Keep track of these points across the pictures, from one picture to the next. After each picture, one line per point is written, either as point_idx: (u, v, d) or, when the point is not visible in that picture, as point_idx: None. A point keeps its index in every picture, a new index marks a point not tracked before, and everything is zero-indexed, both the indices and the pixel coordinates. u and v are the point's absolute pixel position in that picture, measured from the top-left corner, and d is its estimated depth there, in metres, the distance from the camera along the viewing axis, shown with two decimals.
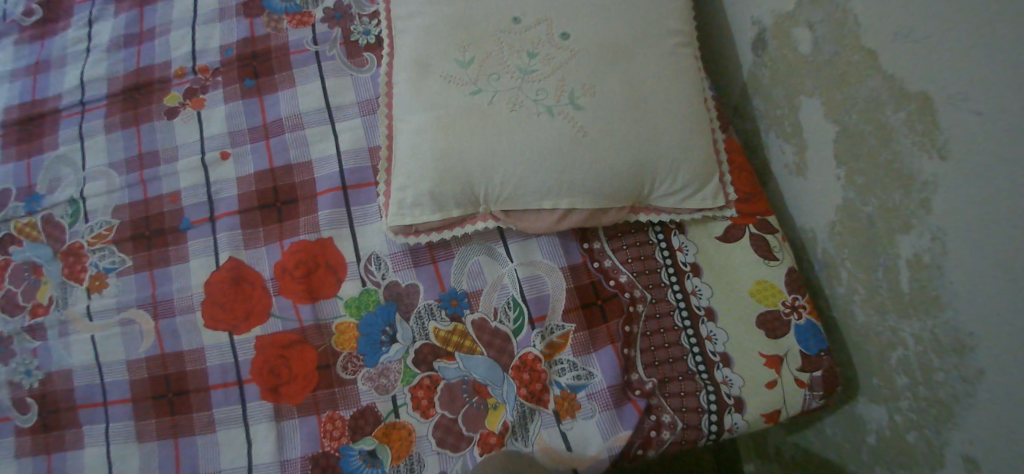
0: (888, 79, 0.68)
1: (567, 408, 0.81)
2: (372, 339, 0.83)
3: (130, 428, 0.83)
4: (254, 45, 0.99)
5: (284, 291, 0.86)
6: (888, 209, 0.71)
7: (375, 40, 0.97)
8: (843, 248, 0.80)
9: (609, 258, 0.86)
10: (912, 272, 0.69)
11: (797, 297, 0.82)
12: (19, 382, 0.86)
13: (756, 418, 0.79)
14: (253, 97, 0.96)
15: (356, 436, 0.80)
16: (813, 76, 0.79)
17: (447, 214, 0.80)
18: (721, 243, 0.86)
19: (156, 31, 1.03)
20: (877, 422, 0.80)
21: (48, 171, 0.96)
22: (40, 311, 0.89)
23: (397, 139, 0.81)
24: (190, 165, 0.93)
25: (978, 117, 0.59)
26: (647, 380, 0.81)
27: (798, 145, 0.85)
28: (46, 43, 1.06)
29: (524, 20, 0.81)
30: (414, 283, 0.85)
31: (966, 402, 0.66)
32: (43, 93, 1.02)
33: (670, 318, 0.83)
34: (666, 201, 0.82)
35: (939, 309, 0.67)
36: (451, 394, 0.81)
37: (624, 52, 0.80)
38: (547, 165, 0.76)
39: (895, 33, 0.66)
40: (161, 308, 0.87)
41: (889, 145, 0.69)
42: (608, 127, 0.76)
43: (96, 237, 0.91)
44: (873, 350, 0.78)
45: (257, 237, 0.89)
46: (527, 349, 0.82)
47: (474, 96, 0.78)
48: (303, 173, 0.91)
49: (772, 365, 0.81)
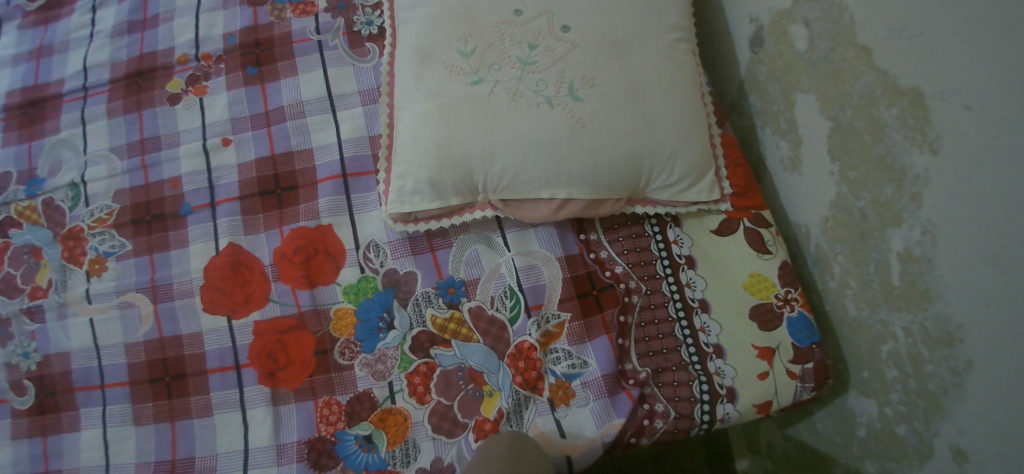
0: (880, 75, 0.69)
1: (561, 396, 0.82)
2: (370, 325, 0.84)
3: (127, 411, 0.84)
4: (257, 33, 1.00)
5: (283, 276, 0.86)
6: (880, 203, 0.72)
7: (378, 31, 0.99)
8: (836, 242, 0.81)
9: (605, 249, 0.87)
10: (904, 266, 0.71)
11: (790, 290, 0.83)
12: (17, 365, 0.87)
13: (748, 408, 0.80)
14: (256, 85, 0.97)
15: (352, 421, 0.81)
16: (808, 73, 0.81)
17: (445, 201, 0.81)
18: (716, 236, 0.88)
19: (159, 18, 1.04)
20: (866, 415, 0.81)
21: (49, 155, 0.96)
22: (39, 294, 0.89)
23: (398, 127, 0.82)
24: (191, 151, 0.94)
25: (969, 111, 0.60)
26: (641, 370, 0.82)
27: (793, 141, 0.86)
28: (50, 28, 1.06)
29: (525, 12, 0.82)
30: (412, 271, 0.86)
31: (955, 393, 0.68)
32: (45, 78, 1.02)
33: (664, 309, 0.84)
34: (663, 193, 0.83)
35: (929, 302, 0.68)
36: (447, 381, 0.82)
37: (624, 45, 0.81)
38: (545, 155, 0.77)
39: (888, 30, 0.68)
40: (160, 292, 0.88)
41: (882, 140, 0.70)
42: (607, 120, 0.77)
43: (96, 221, 0.92)
44: (864, 344, 0.80)
45: (258, 223, 0.90)
46: (523, 337, 0.83)
47: (475, 86, 0.79)
48: (304, 161, 0.92)
49: (764, 357, 0.82)
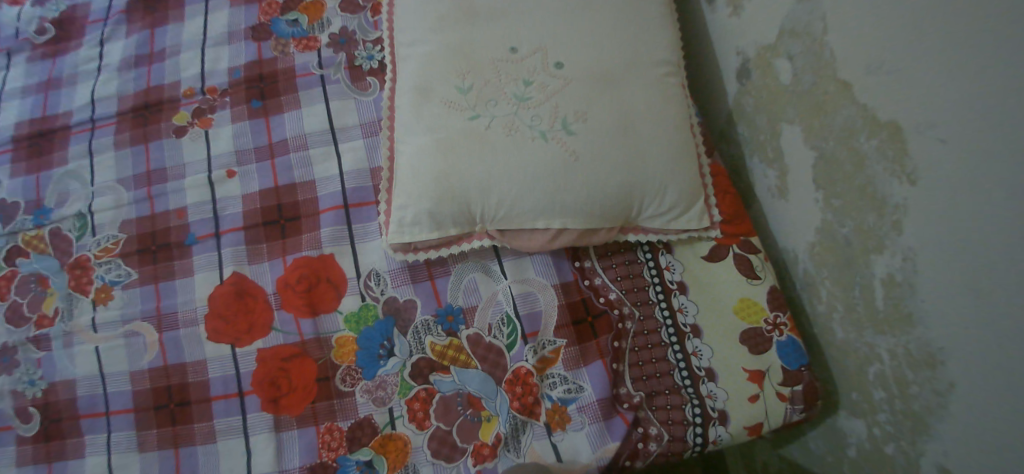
0: (861, 108, 0.73)
1: (557, 420, 0.84)
2: (371, 352, 0.86)
3: (131, 438, 0.85)
4: (261, 67, 1.03)
5: (286, 305, 0.88)
6: (863, 230, 0.75)
7: (379, 65, 1.02)
8: (823, 267, 0.84)
9: (600, 276, 0.90)
10: (887, 290, 0.74)
11: (779, 314, 0.86)
12: (22, 392, 0.89)
13: (740, 430, 0.83)
14: (260, 118, 1.00)
15: (354, 447, 0.82)
16: (792, 105, 0.84)
17: (444, 232, 0.83)
18: (706, 262, 0.91)
19: (166, 52, 1.07)
20: (856, 436, 0.83)
21: (56, 185, 0.99)
22: (46, 322, 0.91)
23: (399, 160, 0.85)
24: (196, 182, 0.97)
25: (943, 144, 0.64)
26: (635, 394, 0.84)
27: (779, 169, 0.90)
28: (58, 61, 1.09)
29: (520, 50, 0.85)
30: (411, 298, 0.88)
31: (939, 413, 0.70)
32: (53, 110, 1.05)
33: (658, 334, 0.86)
34: (654, 222, 0.86)
35: (912, 326, 0.71)
36: (446, 407, 0.84)
37: (615, 81, 0.84)
38: (540, 186, 0.80)
39: (867, 66, 0.71)
40: (165, 321, 0.90)
41: (864, 170, 0.74)
42: (599, 152, 0.81)
43: (103, 250, 0.94)
44: (851, 365, 0.82)
45: (261, 252, 0.92)
46: (520, 363, 0.85)
47: (473, 120, 0.82)
48: (307, 191, 0.95)
49: (754, 379, 0.84)
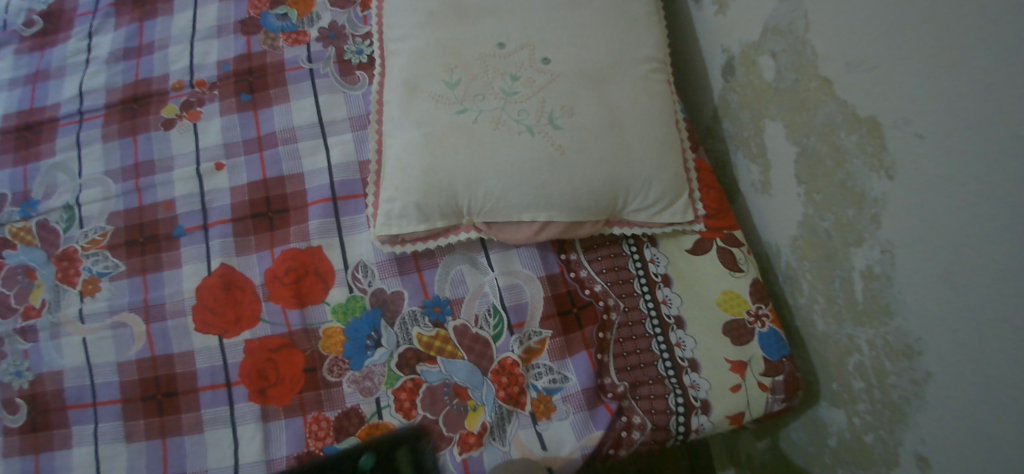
0: (841, 105, 0.75)
1: (543, 410, 0.85)
2: (358, 343, 0.87)
3: (118, 428, 0.86)
4: (250, 61, 1.04)
5: (274, 296, 0.89)
6: (843, 224, 0.77)
7: (368, 60, 1.03)
8: (804, 261, 0.85)
9: (585, 269, 0.91)
10: (866, 283, 0.75)
11: (761, 306, 0.88)
12: (9, 383, 0.89)
13: (722, 419, 0.84)
14: (249, 111, 1.00)
15: (341, 436, 0.83)
16: (776, 102, 0.86)
17: (431, 224, 0.84)
18: (690, 255, 0.92)
19: (154, 45, 1.07)
20: (837, 425, 0.85)
21: (44, 177, 0.99)
22: (33, 313, 0.91)
23: (387, 153, 0.86)
24: (184, 175, 0.97)
25: (919, 139, 0.65)
26: (619, 384, 0.85)
27: (763, 165, 0.91)
28: (45, 54, 1.09)
29: (508, 46, 0.87)
30: (399, 290, 0.89)
31: (916, 403, 0.72)
32: (41, 102, 1.05)
33: (642, 326, 0.88)
34: (639, 216, 0.87)
35: (890, 317, 0.73)
36: (432, 397, 0.85)
37: (600, 77, 0.86)
38: (526, 179, 0.81)
39: (847, 63, 0.73)
40: (153, 312, 0.90)
41: (844, 165, 0.75)
42: (584, 147, 0.82)
43: (90, 242, 0.94)
44: (832, 356, 0.84)
45: (249, 244, 0.93)
46: (506, 354, 0.86)
47: (460, 115, 0.83)
48: (295, 184, 0.95)
49: (736, 370, 0.86)
